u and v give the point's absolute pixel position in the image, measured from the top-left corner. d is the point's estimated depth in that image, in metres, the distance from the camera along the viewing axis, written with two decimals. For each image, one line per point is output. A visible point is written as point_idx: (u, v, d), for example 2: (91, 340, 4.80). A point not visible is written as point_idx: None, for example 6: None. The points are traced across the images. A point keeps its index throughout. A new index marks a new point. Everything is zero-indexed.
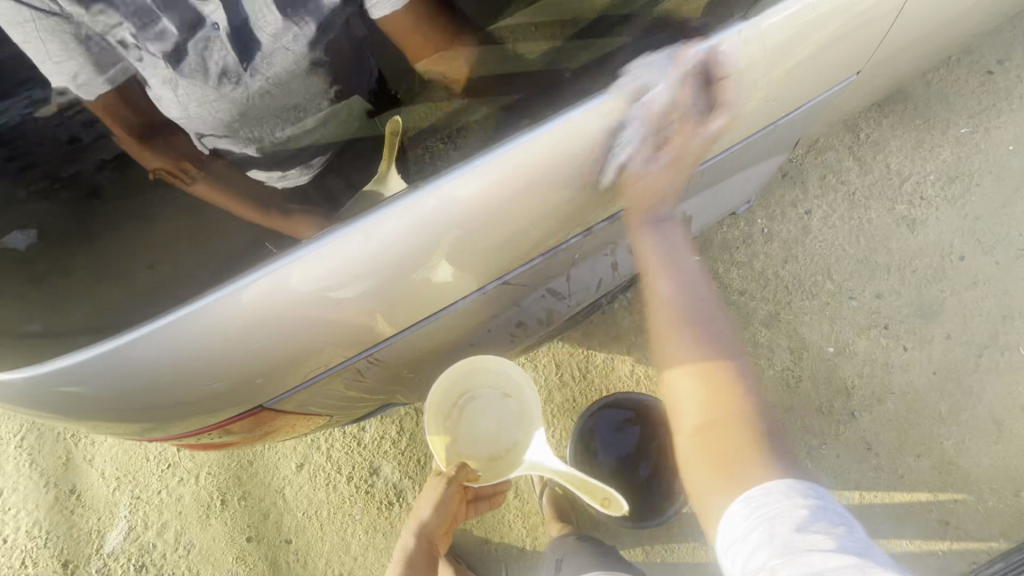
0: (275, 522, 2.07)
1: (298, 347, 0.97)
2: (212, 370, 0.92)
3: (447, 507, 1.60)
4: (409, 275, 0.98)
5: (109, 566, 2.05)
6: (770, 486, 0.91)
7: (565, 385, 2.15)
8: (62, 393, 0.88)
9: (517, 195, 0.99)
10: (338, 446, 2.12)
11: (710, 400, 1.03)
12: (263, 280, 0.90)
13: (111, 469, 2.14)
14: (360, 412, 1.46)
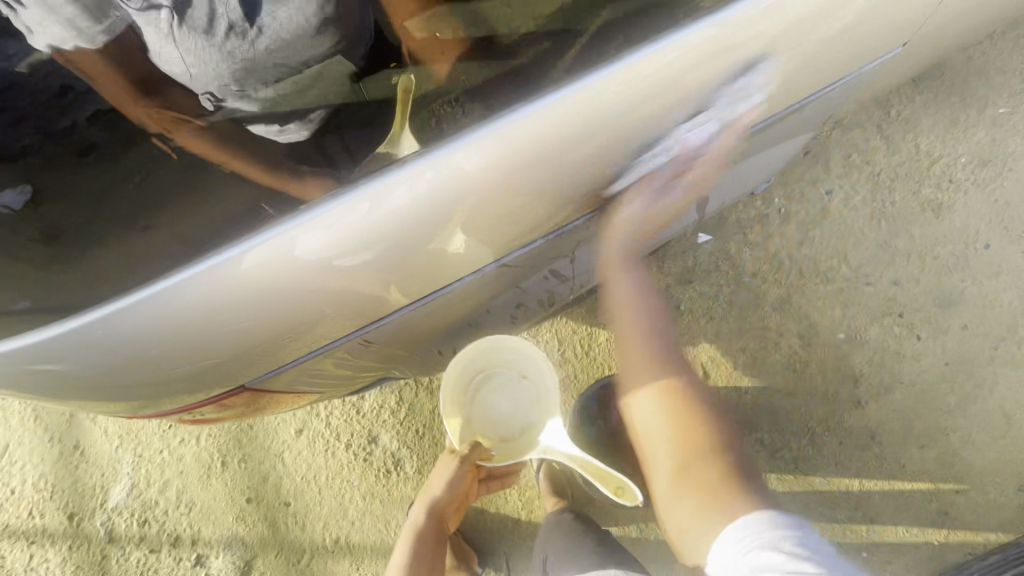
0: (274, 485, 2.09)
1: (291, 322, 0.93)
2: (196, 347, 0.88)
3: (460, 483, 1.71)
4: (411, 255, 0.93)
5: (113, 520, 2.09)
6: (747, 522, 1.23)
7: (566, 362, 2.12)
8: (45, 364, 0.84)
9: (536, 174, 0.93)
10: (337, 413, 2.12)
11: (681, 441, 1.33)
12: (264, 248, 0.84)
13: (114, 427, 2.16)
14: (358, 386, 1.43)
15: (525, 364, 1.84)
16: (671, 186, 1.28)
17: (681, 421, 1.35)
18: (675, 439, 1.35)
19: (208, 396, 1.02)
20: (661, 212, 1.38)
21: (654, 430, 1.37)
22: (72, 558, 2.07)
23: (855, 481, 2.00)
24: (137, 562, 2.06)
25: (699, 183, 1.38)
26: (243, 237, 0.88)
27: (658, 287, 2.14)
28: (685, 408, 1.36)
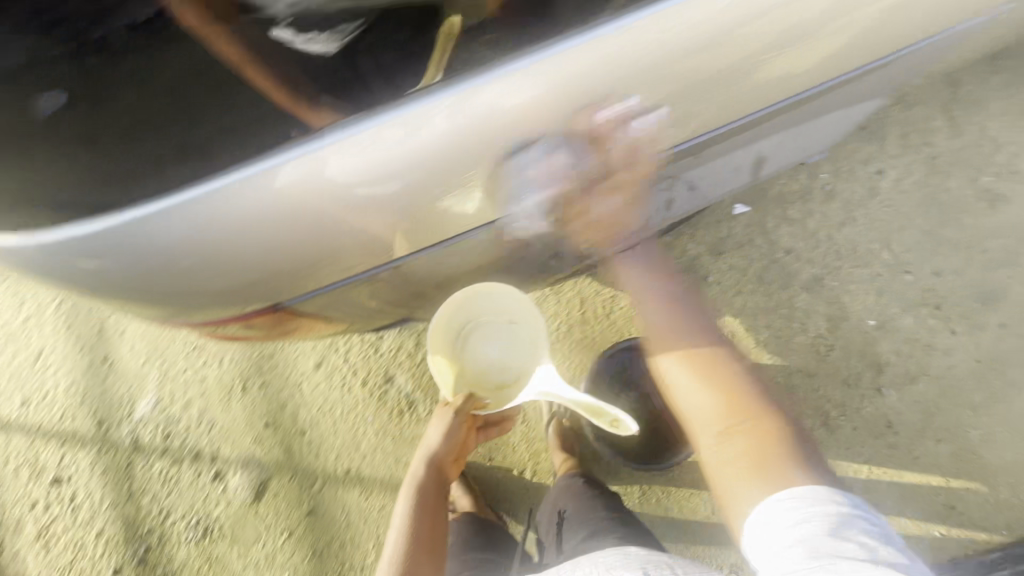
0: (292, 412, 2.16)
1: (325, 245, 0.93)
2: (226, 266, 0.88)
3: (457, 435, 1.69)
4: (444, 190, 0.92)
5: (139, 430, 2.19)
6: (802, 487, 1.03)
7: (585, 322, 2.10)
8: (84, 262, 0.82)
9: (575, 112, 0.89)
10: (356, 350, 2.16)
11: (726, 409, 1.13)
12: (299, 164, 0.82)
13: (142, 344, 2.23)
14: (381, 322, 1.43)
15: (513, 306, 1.72)
16: (730, 141, 1.23)
17: (720, 372, 1.18)
18: (702, 398, 1.17)
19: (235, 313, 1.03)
20: (714, 168, 1.33)
21: (682, 365, 1.20)
22: (100, 461, 2.19)
23: (865, 467, 1.99)
24: (161, 471, 2.17)
25: (758, 141, 1.32)
26: (276, 151, 0.85)
27: (688, 255, 2.09)
28: (712, 362, 1.20)
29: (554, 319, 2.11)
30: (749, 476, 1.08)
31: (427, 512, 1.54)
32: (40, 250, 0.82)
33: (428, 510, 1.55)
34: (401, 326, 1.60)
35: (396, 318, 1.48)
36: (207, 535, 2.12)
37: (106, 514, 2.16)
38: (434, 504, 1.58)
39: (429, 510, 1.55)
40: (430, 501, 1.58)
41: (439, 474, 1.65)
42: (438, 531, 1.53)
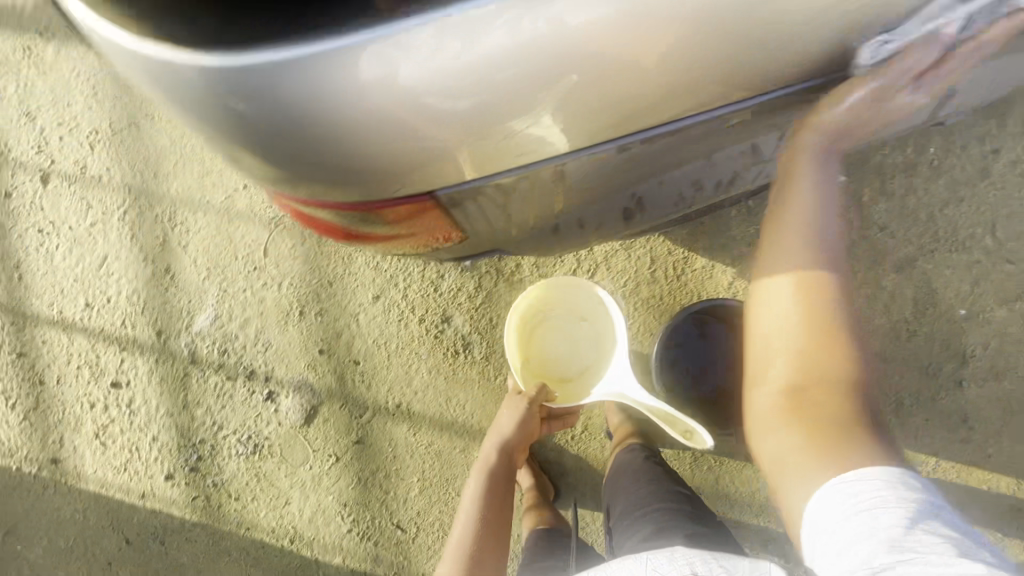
0: (346, 342, 2.16)
1: (411, 159, 0.82)
2: (349, 144, 0.77)
3: (529, 424, 1.71)
4: (513, 112, 0.79)
5: (196, 344, 2.21)
6: (867, 469, 0.92)
7: (654, 282, 2.03)
8: (237, 98, 0.72)
9: (687, 5, 0.74)
10: (415, 286, 2.13)
11: (801, 353, 1.02)
12: (367, 52, 0.69)
13: (203, 259, 2.23)
14: (468, 255, 1.37)
15: (586, 303, 1.90)
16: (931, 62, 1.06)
17: (809, 344, 1.02)
18: (803, 360, 1.02)
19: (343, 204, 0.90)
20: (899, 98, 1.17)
21: (792, 317, 1.03)
22: (158, 370, 2.23)
23: (931, 458, 1.92)
24: (215, 385, 2.20)
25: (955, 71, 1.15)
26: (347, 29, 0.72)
27: None
28: (826, 329, 1.02)
29: (621, 275, 2.04)
30: (818, 455, 0.96)
31: (496, 501, 1.52)
32: (181, 77, 0.72)
33: (497, 497, 1.53)
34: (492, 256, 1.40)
35: (488, 252, 1.37)
36: (258, 451, 2.17)
37: (161, 421, 2.22)
38: (503, 490, 1.58)
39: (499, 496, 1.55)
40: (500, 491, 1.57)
41: (509, 462, 1.64)
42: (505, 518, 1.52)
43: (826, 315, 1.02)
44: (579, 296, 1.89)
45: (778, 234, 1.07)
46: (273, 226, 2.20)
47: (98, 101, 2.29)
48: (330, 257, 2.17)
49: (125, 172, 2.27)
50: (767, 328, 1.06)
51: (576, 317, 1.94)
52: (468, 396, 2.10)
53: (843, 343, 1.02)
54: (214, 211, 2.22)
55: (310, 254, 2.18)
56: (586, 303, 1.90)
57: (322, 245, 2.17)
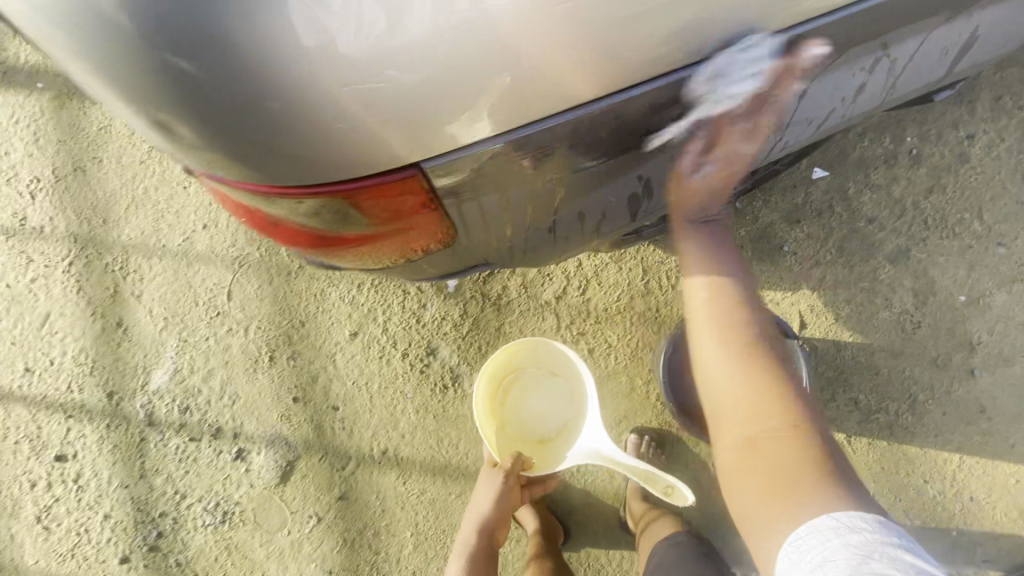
0: (323, 387, 1.97)
1: (361, 130, 0.74)
2: (291, 106, 0.71)
3: (507, 500, 1.61)
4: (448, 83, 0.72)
5: (153, 402, 1.98)
6: (829, 514, 0.91)
7: (649, 294, 1.93)
8: (185, 73, 0.68)
9: None
10: (396, 319, 1.98)
11: (747, 381, 1.06)
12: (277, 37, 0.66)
13: (160, 308, 2.03)
14: (455, 271, 1.24)
15: (560, 360, 1.79)
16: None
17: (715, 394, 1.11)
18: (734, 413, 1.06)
19: (304, 188, 0.82)
20: (930, 45, 1.11)
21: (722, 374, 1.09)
22: (110, 437, 1.98)
23: (955, 456, 1.82)
24: (176, 448, 1.96)
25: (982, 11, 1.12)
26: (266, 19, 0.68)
27: (762, 222, 1.92)
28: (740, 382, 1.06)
29: (614, 289, 1.93)
30: (778, 493, 0.96)
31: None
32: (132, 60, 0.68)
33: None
34: (481, 270, 1.28)
35: (476, 266, 1.25)
36: (228, 519, 1.93)
37: (114, 495, 1.96)
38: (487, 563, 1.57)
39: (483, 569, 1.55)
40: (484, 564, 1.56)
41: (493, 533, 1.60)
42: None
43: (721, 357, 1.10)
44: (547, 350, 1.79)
45: (720, 297, 1.15)
46: (236, 266, 2.03)
47: (40, 147, 2.13)
48: (301, 294, 2.01)
49: (71, 220, 2.09)
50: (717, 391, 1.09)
51: (551, 374, 1.83)
52: (461, 433, 1.93)
53: (773, 373, 1.07)
54: (171, 255, 2.05)
55: (278, 293, 2.01)
56: (560, 362, 1.79)
57: (292, 282, 2.02)
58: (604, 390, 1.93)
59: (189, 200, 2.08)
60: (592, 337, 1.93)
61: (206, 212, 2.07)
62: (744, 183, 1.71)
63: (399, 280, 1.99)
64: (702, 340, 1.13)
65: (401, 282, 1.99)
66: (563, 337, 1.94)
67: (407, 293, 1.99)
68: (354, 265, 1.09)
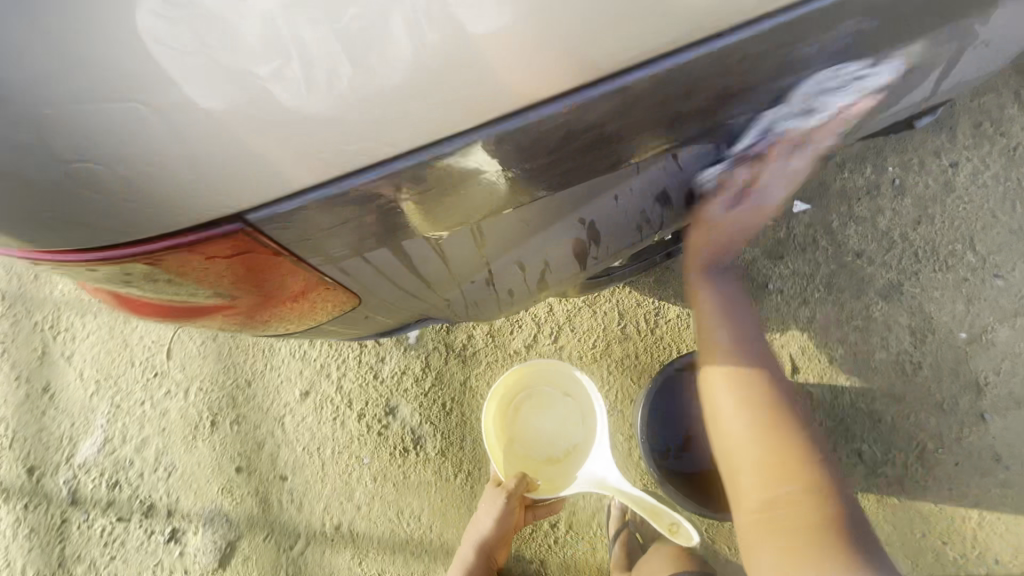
0: (270, 455, 1.77)
1: (179, 165, 0.60)
2: (70, 141, 0.58)
3: (508, 522, 1.48)
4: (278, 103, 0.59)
5: (79, 478, 1.78)
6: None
7: (627, 339, 1.78)
8: None
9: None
10: (351, 376, 1.80)
11: (773, 474, 1.03)
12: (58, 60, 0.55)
13: (91, 370, 1.85)
14: (392, 327, 1.09)
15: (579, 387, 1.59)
16: None
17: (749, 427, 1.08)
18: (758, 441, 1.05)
19: (95, 254, 0.68)
20: None
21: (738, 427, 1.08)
22: (27, 520, 1.75)
23: (973, 512, 1.64)
24: (102, 531, 1.74)
25: None
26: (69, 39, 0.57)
27: (743, 259, 1.80)
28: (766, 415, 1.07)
29: (589, 336, 1.78)
30: (790, 550, 0.98)
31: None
32: None
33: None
34: (422, 326, 1.13)
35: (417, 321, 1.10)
36: None
37: None
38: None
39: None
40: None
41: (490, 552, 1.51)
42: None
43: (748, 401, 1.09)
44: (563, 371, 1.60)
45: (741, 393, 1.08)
46: None
47: None
48: (248, 351, 1.84)
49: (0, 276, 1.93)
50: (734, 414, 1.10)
51: (564, 398, 1.64)
52: (423, 502, 1.73)
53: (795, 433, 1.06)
54: (107, 311, 1.89)
55: (223, 350, 1.84)
56: (576, 387, 1.60)
57: (238, 338, 1.85)
58: None
59: None
60: None
61: None
62: None
63: None
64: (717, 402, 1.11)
65: None
66: None
67: (364, 346, 1.82)
68: (264, 328, 0.94)
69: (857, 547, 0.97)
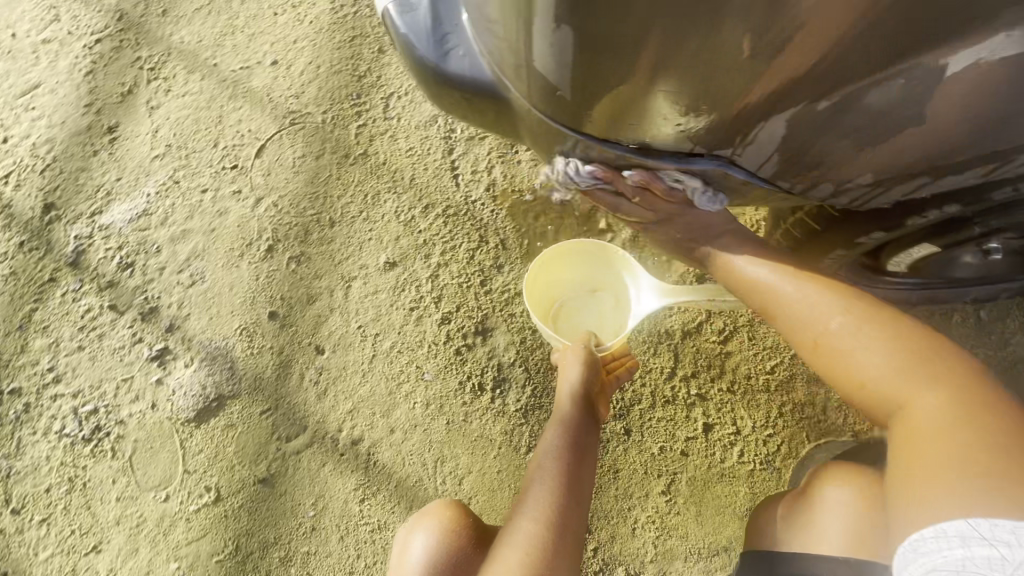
0: (317, 316, 1.35)
1: None
2: None
3: (591, 377, 1.10)
4: None
5: (92, 240, 1.41)
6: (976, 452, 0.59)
7: (820, 384, 1.28)
8: None
9: None
10: (455, 270, 1.37)
11: (881, 351, 0.69)
12: None
13: (168, 132, 1.51)
14: (673, 137, 0.66)
15: (584, 260, 1.27)
16: None
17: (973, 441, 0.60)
18: (959, 428, 0.61)
19: None
20: None
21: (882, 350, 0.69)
22: (14, 259, 1.40)
23: None
24: (84, 312, 1.36)
25: None
26: None
27: (1011, 352, 1.29)
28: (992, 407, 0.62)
29: (772, 357, 1.29)
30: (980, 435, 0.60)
31: (573, 463, 0.99)
32: None
33: (577, 459, 0.99)
34: (703, 168, 0.71)
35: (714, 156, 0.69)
36: (95, 440, 1.27)
37: None
38: (591, 455, 1.02)
39: (585, 463, 1.00)
40: (589, 445, 1.03)
41: (592, 413, 1.07)
42: (587, 497, 0.98)
43: (937, 338, 0.70)
44: (570, 262, 1.27)
45: (865, 316, 0.73)
46: (287, 121, 1.51)
47: None
48: (347, 187, 1.45)
49: None
50: (814, 342, 0.75)
51: (581, 288, 1.31)
52: (474, 463, 1.26)
53: (883, 351, 0.69)
54: (217, 78, 1.56)
55: (321, 173, 1.46)
56: (590, 261, 1.27)
57: (343, 169, 1.46)
58: (705, 496, 1.23)
59: (272, 30, 1.59)
60: (714, 409, 1.27)
61: (284, 49, 1.58)
62: None
63: (481, 223, 1.41)
64: (867, 371, 0.70)
65: (481, 226, 1.41)
66: (672, 392, 1.28)
67: (483, 242, 1.39)
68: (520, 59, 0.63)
69: (907, 402, 0.66)
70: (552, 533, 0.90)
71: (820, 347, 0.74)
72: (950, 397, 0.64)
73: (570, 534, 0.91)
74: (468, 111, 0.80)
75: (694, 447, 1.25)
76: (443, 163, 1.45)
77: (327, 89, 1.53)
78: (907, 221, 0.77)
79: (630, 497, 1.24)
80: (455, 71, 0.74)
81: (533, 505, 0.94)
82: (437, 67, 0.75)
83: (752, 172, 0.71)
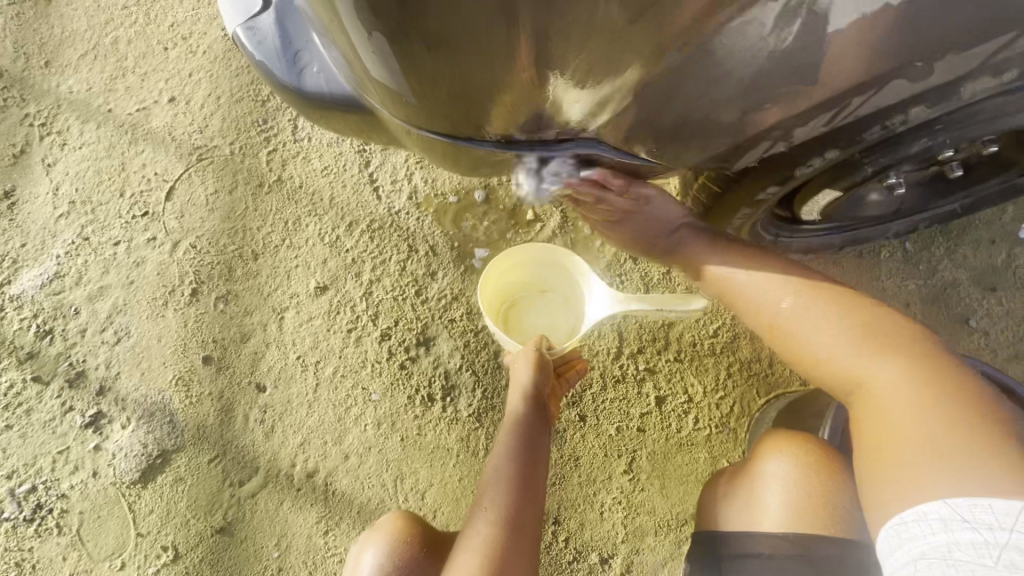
0: (253, 353, 1.31)
1: None
2: None
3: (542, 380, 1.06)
4: None
5: (4, 313, 1.34)
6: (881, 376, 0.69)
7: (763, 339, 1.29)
8: None
9: None
10: (388, 284, 1.35)
11: (794, 293, 0.79)
12: None
13: (70, 188, 1.44)
14: (528, 123, 0.64)
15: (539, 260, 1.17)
16: None
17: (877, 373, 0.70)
18: (906, 390, 0.66)
19: None
20: None
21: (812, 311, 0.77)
22: None
23: None
24: (7, 389, 1.30)
25: None
26: None
27: (939, 278, 1.32)
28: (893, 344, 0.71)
29: (713, 321, 1.30)
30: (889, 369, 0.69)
31: (526, 469, 0.97)
32: None
33: (530, 463, 0.98)
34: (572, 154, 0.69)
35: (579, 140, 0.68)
36: (38, 519, 1.22)
37: None
38: (544, 458, 1.01)
39: (537, 468, 0.99)
40: (540, 448, 1.02)
41: (545, 415, 1.06)
42: (541, 499, 0.97)
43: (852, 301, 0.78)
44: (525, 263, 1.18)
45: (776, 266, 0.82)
46: (193, 158, 1.45)
47: None
48: (266, 217, 1.40)
49: (3, 52, 1.54)
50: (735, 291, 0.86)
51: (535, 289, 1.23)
52: (435, 475, 1.24)
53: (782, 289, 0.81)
54: (113, 124, 1.49)
55: (237, 207, 1.41)
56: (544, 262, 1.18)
57: (259, 199, 1.42)
58: (667, 468, 1.24)
59: (164, 66, 1.53)
60: (665, 381, 1.27)
61: (179, 84, 1.51)
62: (952, 202, 1.12)
63: (408, 232, 1.38)
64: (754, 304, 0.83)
65: (408, 236, 1.38)
66: (622, 371, 1.28)
67: (413, 251, 1.37)
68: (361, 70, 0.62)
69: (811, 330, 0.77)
70: (508, 538, 0.89)
71: (744, 299, 0.85)
72: (906, 365, 0.69)
73: (525, 538, 0.90)
74: (340, 127, 0.78)
75: (650, 422, 1.26)
76: (361, 177, 1.42)
77: (230, 118, 1.48)
78: (795, 173, 0.77)
79: (594, 482, 1.24)
80: (312, 89, 0.71)
81: (490, 508, 0.93)
82: (294, 87, 0.72)
83: (621, 150, 0.69)
